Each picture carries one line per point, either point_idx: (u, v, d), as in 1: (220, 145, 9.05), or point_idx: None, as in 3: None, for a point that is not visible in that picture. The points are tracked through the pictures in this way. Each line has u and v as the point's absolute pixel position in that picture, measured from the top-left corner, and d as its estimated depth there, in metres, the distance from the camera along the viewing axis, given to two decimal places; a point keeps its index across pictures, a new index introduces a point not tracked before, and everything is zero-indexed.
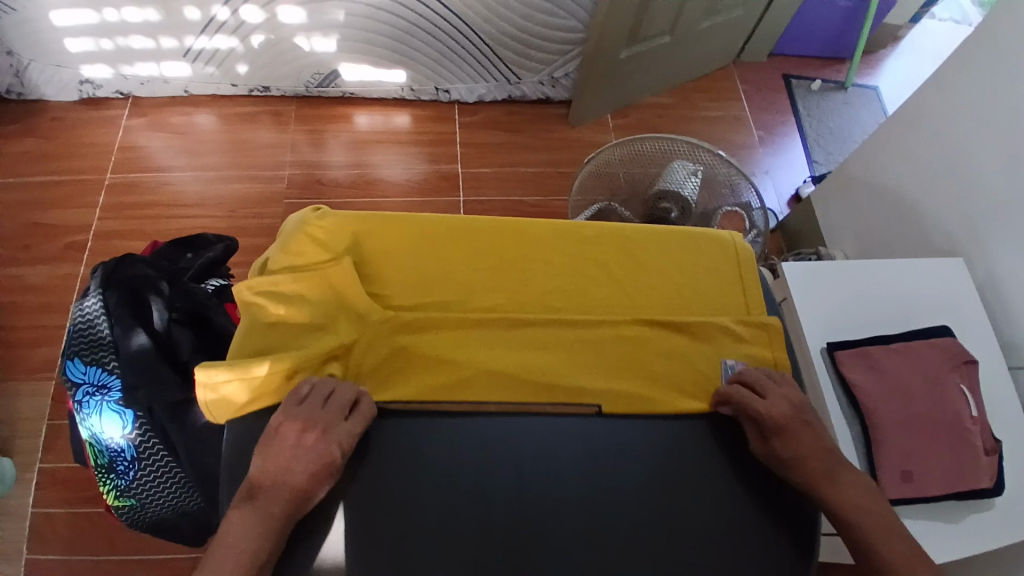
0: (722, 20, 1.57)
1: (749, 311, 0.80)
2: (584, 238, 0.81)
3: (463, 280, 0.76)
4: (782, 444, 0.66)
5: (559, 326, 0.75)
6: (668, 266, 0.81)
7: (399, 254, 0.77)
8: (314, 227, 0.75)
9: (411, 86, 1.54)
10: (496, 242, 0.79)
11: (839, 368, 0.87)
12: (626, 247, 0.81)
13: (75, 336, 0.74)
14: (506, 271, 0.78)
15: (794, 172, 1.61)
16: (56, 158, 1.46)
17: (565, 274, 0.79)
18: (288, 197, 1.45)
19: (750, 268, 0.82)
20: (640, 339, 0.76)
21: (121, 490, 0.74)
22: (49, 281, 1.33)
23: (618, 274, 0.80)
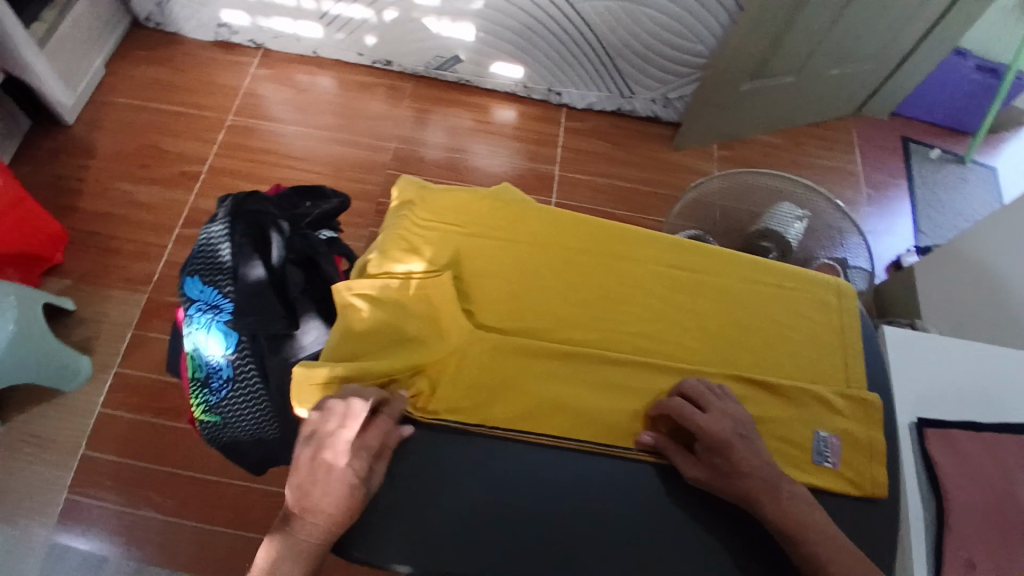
0: (849, 72, 1.53)
1: (847, 382, 0.72)
2: (677, 275, 0.74)
3: (550, 303, 0.70)
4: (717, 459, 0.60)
5: (650, 371, 0.67)
6: (771, 323, 0.73)
7: (487, 262, 0.71)
8: (410, 224, 0.72)
9: (525, 83, 1.57)
10: (582, 262, 0.73)
11: (924, 446, 0.72)
12: (724, 292, 0.74)
13: (197, 256, 0.79)
14: (597, 302, 0.71)
15: (897, 238, 1.55)
16: (185, 91, 1.56)
17: (654, 310, 0.71)
18: (389, 167, 1.49)
19: (853, 335, 0.74)
20: (735, 399, 0.67)
21: (210, 406, 0.79)
22: (158, 202, 1.42)
23: (712, 321, 0.72)
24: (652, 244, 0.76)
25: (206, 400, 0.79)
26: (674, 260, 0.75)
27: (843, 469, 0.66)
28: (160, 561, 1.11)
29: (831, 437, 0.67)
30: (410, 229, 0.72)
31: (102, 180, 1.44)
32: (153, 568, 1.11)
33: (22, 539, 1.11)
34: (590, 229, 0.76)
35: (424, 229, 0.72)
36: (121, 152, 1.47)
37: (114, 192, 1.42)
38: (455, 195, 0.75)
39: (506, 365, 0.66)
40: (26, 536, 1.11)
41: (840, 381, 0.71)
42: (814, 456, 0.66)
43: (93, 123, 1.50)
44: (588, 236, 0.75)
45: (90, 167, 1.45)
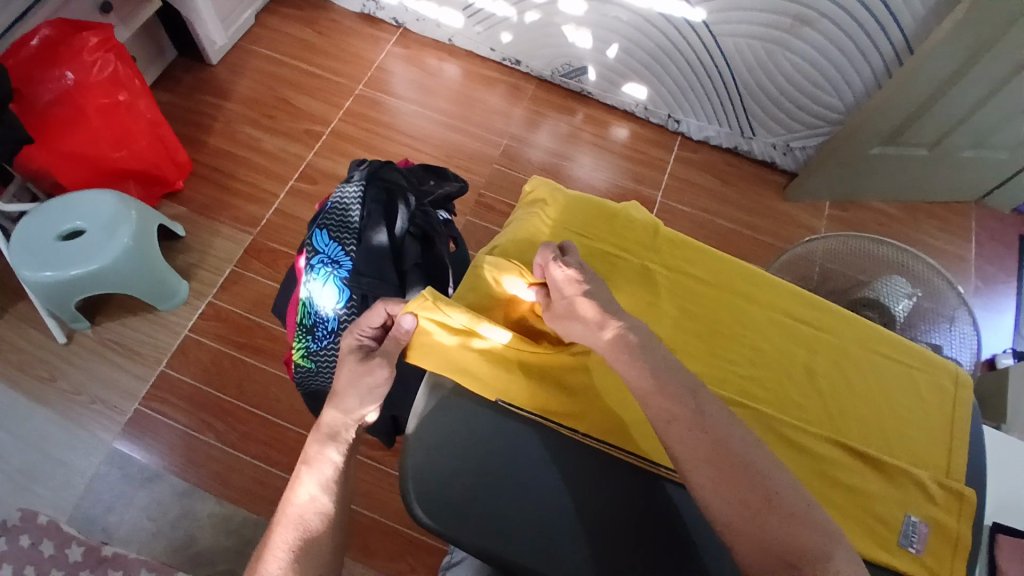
0: (986, 156, 1.46)
1: (948, 473, 0.67)
2: (789, 325, 0.73)
3: (662, 327, 0.70)
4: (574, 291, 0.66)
5: (751, 415, 0.66)
6: (880, 396, 0.70)
7: (608, 273, 0.72)
8: (544, 222, 0.75)
9: (646, 106, 1.57)
10: (696, 293, 0.73)
11: (993, 556, 0.71)
12: (834, 352, 0.71)
13: (328, 211, 0.83)
14: (709, 335, 0.71)
15: (996, 337, 1.47)
16: (323, 54, 1.64)
17: (761, 356, 0.70)
18: (496, 162, 1.52)
19: (964, 425, 0.69)
20: (829, 461, 0.65)
21: (309, 353, 0.82)
22: (278, 152, 1.50)
23: (823, 380, 0.70)
24: (770, 290, 0.75)
25: (306, 346, 0.83)
26: (788, 310, 0.74)
27: (926, 558, 0.62)
28: (212, 486, 1.17)
29: (921, 523, 0.63)
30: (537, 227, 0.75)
31: (231, 121, 1.53)
32: (205, 491, 1.16)
33: (97, 435, 1.19)
34: (709, 264, 0.76)
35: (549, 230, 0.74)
36: (253, 99, 1.56)
37: (239, 135, 1.51)
38: (584, 205, 0.77)
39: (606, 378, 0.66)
40: (102, 433, 1.19)
41: (940, 469, 0.67)
42: (901, 540, 0.62)
43: (235, 68, 1.60)
44: (705, 270, 0.75)
45: (223, 108, 1.54)
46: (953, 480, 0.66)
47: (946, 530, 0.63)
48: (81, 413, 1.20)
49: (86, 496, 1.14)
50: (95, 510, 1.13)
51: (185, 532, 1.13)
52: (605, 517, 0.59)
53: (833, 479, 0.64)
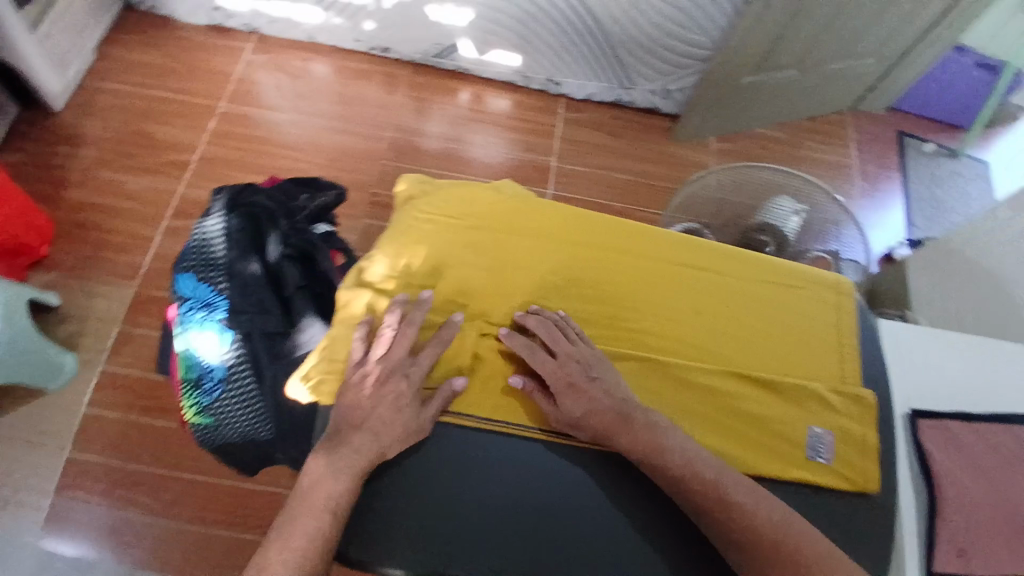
0: (852, 66, 1.51)
1: (843, 379, 0.69)
2: (678, 270, 0.73)
3: (552, 298, 0.69)
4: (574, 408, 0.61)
5: (651, 366, 0.66)
6: (770, 321, 0.71)
7: (492, 252, 0.70)
8: (418, 212, 0.72)
9: (525, 73, 1.54)
10: (584, 256, 0.71)
11: None
12: (724, 289, 0.72)
13: (191, 252, 0.76)
14: (599, 296, 0.70)
15: (889, 232, 1.55)
16: (177, 77, 1.51)
17: (657, 306, 0.70)
18: (383, 158, 1.46)
19: (850, 331, 0.72)
20: (731, 396, 0.66)
21: (203, 408, 0.76)
22: (148, 192, 1.38)
23: (714, 318, 0.70)
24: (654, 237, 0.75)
25: (198, 402, 0.76)
26: (675, 256, 0.74)
27: (838, 465, 0.64)
28: (150, 562, 1.09)
29: (825, 434, 0.65)
30: (413, 220, 0.71)
31: (87, 167, 1.39)
32: (144, 571, 1.08)
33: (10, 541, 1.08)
34: (591, 223, 0.74)
35: (424, 222, 0.71)
36: (109, 140, 1.42)
37: (99, 182, 1.38)
38: (458, 188, 0.73)
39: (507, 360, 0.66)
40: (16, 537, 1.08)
41: (836, 378, 0.69)
42: (810, 454, 0.64)
43: (80, 110, 1.45)
44: (589, 232, 0.73)
45: (76, 155, 1.40)
46: (849, 385, 0.68)
47: (851, 433, 0.65)
48: None
49: None
50: None
51: None
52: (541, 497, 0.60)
53: (738, 412, 0.65)
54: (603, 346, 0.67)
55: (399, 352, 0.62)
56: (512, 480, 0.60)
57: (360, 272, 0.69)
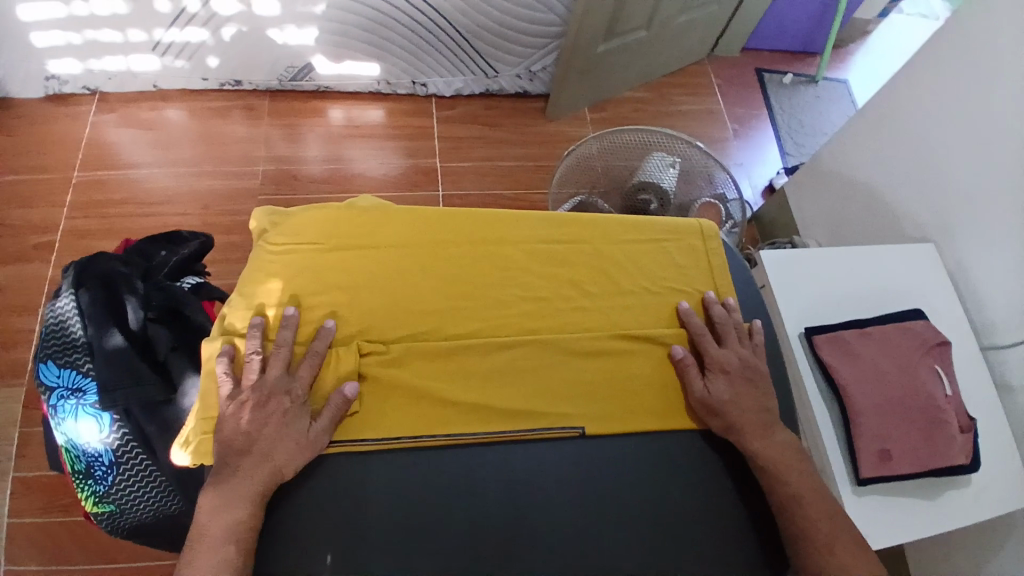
0: (697, 15, 1.59)
1: None
2: (545, 248, 0.74)
3: (432, 303, 0.69)
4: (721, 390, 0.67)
5: (542, 348, 0.69)
6: (646, 278, 0.75)
7: (363, 271, 0.69)
8: (274, 246, 0.70)
9: (388, 80, 1.53)
10: (450, 256, 0.72)
11: (816, 352, 0.89)
12: (597, 257, 0.75)
13: (47, 339, 0.72)
14: (478, 291, 0.71)
15: (767, 164, 1.63)
16: (20, 155, 1.41)
17: (531, 289, 0.72)
18: (263, 193, 1.41)
19: (720, 273, 0.77)
20: (621, 358, 0.69)
21: (100, 496, 0.72)
22: (16, 282, 1.28)
23: (592, 287, 0.73)
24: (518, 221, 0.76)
25: (94, 491, 0.72)
26: (540, 234, 0.75)
27: None
28: None
29: None
30: (270, 257, 0.69)
31: None
32: None
33: None
34: (453, 219, 0.74)
35: (280, 257, 0.69)
36: None
37: None
38: (312, 213, 0.72)
39: (401, 375, 0.66)
40: None
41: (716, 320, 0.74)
42: None
43: None
44: (451, 229, 0.74)
45: None
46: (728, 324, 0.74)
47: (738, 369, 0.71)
48: None
49: None
50: None
51: None
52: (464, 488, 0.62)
53: (630, 373, 0.69)
54: (486, 339, 0.68)
55: (276, 371, 0.63)
56: (433, 477, 0.62)
57: (222, 322, 0.68)
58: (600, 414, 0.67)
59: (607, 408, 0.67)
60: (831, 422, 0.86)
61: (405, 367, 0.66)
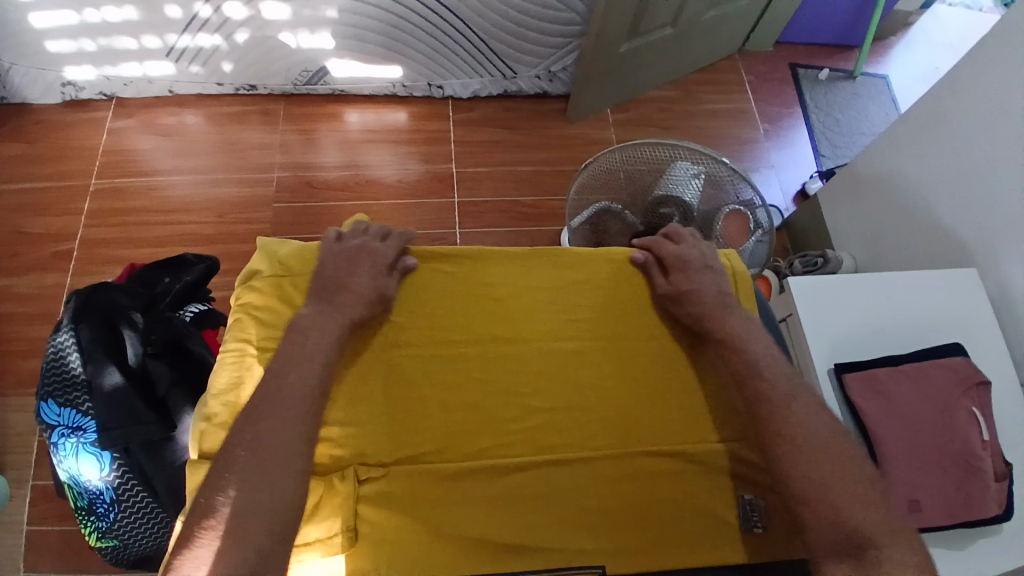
0: (728, 10, 1.50)
1: None
2: (562, 346, 0.67)
3: (432, 418, 0.62)
4: (681, 280, 0.68)
5: (554, 468, 0.60)
6: (672, 380, 0.66)
7: (356, 381, 0.62)
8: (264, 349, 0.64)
9: (404, 82, 1.49)
10: (455, 358, 0.65)
11: (847, 393, 0.83)
12: (619, 355, 0.67)
13: (47, 374, 0.71)
14: (483, 399, 0.63)
15: (800, 167, 1.55)
16: (41, 163, 1.42)
17: (543, 395, 0.64)
18: (277, 201, 1.40)
19: None
20: (645, 478, 0.61)
21: (103, 531, 0.71)
22: (36, 290, 1.30)
23: (614, 392, 0.65)
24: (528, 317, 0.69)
25: (97, 526, 0.72)
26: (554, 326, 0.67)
27: (774, 531, 0.59)
28: None
29: (757, 498, 0.61)
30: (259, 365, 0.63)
31: None
32: None
33: None
34: (462, 311, 0.67)
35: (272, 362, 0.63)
36: None
37: None
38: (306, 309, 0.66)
39: (395, 499, 0.58)
40: None
41: None
42: (744, 524, 0.60)
43: None
44: (458, 323, 0.67)
45: None
46: None
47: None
48: None
49: None
50: None
51: None
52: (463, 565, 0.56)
53: (656, 498, 0.60)
54: (491, 457, 0.61)
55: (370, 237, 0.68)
56: (429, 555, 0.56)
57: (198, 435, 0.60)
58: (619, 547, 0.58)
59: (631, 543, 0.58)
60: None
61: (396, 491, 0.58)
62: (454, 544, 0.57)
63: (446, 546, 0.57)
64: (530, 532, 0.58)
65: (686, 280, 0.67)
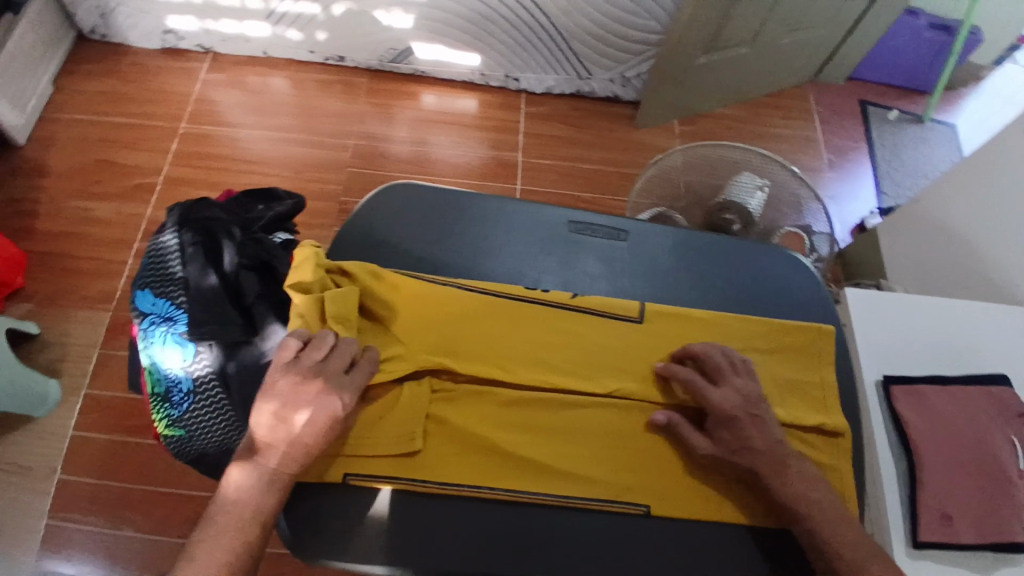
0: (804, 38, 1.54)
1: (823, 409, 0.68)
2: (636, 308, 0.68)
3: (504, 349, 0.65)
4: (730, 437, 0.59)
5: (615, 411, 0.64)
6: (740, 352, 0.68)
7: (439, 309, 0.65)
8: None
9: (482, 71, 1.55)
10: (536, 297, 0.67)
11: (890, 403, 0.83)
12: (692, 321, 0.68)
13: (148, 268, 0.77)
14: (555, 340, 0.66)
15: (860, 201, 1.56)
16: (135, 103, 1.51)
17: (615, 347, 0.66)
18: (350, 165, 1.47)
19: (830, 359, 0.70)
20: (699, 433, 0.64)
21: (173, 420, 0.77)
22: (116, 217, 1.38)
23: (683, 353, 0.67)
24: (607, 275, 0.72)
25: (168, 415, 0.77)
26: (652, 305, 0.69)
27: None
28: None
29: None
30: None
31: (55, 198, 1.39)
32: None
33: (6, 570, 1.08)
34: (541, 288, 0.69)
35: None
36: (72, 171, 1.42)
37: (69, 210, 1.38)
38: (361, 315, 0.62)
39: (463, 416, 0.62)
40: (11, 566, 1.08)
41: (817, 409, 0.67)
42: None
43: (42, 145, 1.44)
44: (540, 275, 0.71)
45: (41, 186, 1.40)
46: (828, 418, 0.67)
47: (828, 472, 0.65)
48: None
49: None
50: None
51: None
52: (521, 483, 0.60)
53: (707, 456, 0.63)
54: (555, 394, 0.64)
55: (312, 360, 0.56)
56: (489, 469, 0.60)
57: None
58: (666, 493, 0.61)
59: (679, 492, 0.61)
60: (897, 480, 0.80)
61: (464, 408, 0.62)
62: (515, 463, 0.60)
63: (507, 465, 0.60)
64: (584, 464, 0.61)
65: (731, 429, 0.59)
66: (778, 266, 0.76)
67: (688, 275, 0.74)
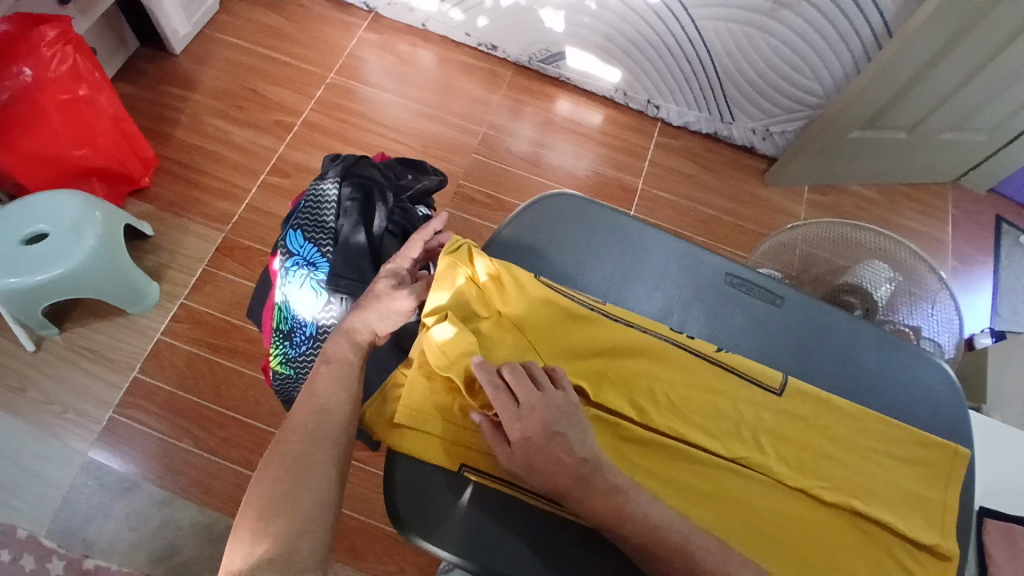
0: (961, 138, 1.47)
1: (942, 531, 0.63)
2: (779, 380, 0.66)
3: (634, 384, 0.65)
4: (529, 457, 0.57)
5: (727, 476, 0.63)
6: (866, 451, 0.65)
7: (579, 331, 0.66)
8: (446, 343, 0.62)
9: (625, 91, 1.54)
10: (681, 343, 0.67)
11: (982, 540, 0.72)
12: (823, 407, 0.66)
13: (303, 210, 0.80)
14: (685, 389, 0.65)
15: (974, 316, 1.48)
16: (292, 43, 1.57)
17: (741, 412, 0.65)
18: (475, 152, 1.48)
19: (959, 484, 0.65)
20: (805, 522, 0.62)
21: (287, 359, 0.79)
22: (249, 145, 1.44)
23: (806, 436, 0.65)
24: (752, 334, 0.71)
25: (284, 353, 0.80)
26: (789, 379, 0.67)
27: None
28: (192, 494, 1.14)
29: None
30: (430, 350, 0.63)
31: (198, 113, 1.46)
32: (183, 499, 1.13)
33: (72, 445, 1.14)
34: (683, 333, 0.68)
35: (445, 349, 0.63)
36: (220, 92, 1.48)
37: (209, 128, 1.44)
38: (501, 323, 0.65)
39: None
40: (76, 444, 1.14)
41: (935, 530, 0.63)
42: None
43: (200, 60, 1.51)
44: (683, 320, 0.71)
45: (189, 99, 1.47)
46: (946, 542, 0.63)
47: None
48: (57, 422, 1.15)
49: (63, 508, 1.10)
50: (74, 522, 1.09)
51: (166, 541, 1.10)
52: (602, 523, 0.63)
53: (810, 547, 0.61)
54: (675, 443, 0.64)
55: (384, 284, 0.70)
56: None
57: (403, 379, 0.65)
58: None
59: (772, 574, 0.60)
60: None
61: None
62: None
63: None
64: None
65: (594, 489, 0.56)
66: (927, 373, 0.72)
67: (832, 356, 0.72)
